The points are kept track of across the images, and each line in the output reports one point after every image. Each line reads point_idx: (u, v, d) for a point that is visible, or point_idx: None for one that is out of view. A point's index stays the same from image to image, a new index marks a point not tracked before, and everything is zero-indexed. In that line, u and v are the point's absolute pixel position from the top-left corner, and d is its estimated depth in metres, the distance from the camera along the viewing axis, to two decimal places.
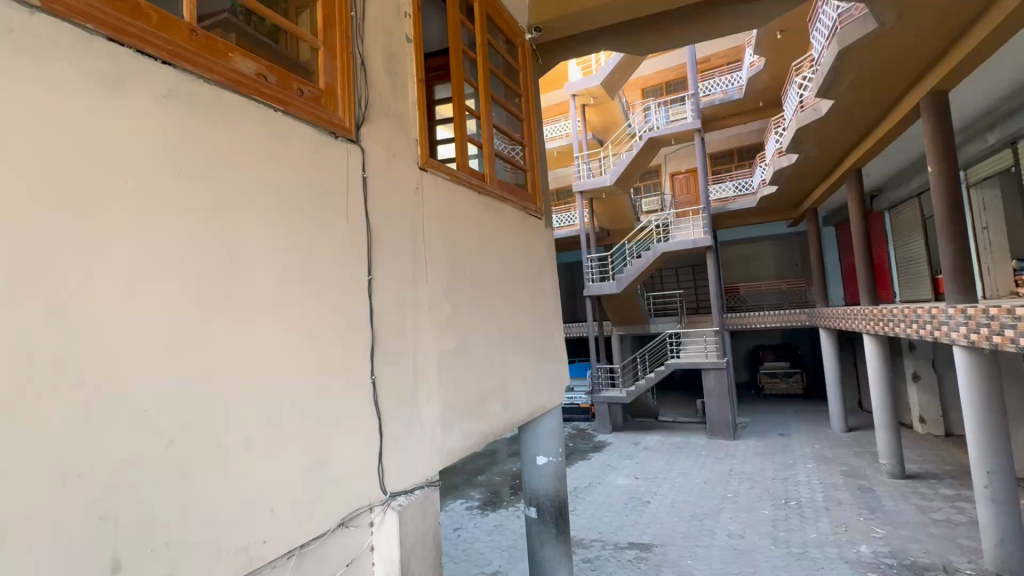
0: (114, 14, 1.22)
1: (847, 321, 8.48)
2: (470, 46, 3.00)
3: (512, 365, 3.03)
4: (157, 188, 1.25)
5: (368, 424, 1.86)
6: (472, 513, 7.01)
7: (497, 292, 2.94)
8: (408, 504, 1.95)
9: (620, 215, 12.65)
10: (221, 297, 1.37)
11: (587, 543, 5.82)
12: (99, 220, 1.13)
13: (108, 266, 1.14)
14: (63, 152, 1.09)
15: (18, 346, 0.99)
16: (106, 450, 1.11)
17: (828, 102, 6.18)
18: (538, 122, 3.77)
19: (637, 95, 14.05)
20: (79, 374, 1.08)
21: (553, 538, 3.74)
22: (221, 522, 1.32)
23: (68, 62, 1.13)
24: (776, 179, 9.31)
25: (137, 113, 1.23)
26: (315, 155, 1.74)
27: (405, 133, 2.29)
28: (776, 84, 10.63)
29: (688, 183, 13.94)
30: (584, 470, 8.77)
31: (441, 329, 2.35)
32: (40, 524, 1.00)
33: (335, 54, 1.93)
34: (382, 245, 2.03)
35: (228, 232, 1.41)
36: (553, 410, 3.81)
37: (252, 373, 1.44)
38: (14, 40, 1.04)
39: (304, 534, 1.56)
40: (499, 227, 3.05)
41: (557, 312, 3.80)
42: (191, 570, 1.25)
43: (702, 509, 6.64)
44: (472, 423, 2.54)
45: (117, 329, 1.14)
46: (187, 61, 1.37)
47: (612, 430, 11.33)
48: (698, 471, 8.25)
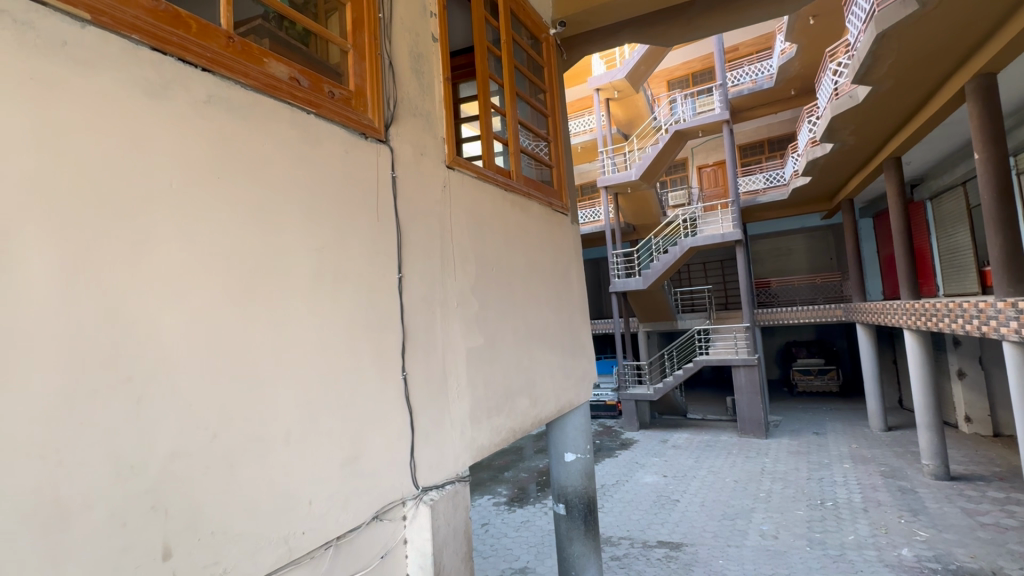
0: (156, 25, 1.26)
1: (886, 316, 8.15)
2: (495, 43, 2.99)
3: (539, 362, 3.02)
4: (199, 188, 1.30)
5: (400, 418, 1.89)
6: (500, 508, 7.05)
7: (524, 289, 2.93)
8: (440, 499, 1.98)
9: (646, 209, 12.48)
10: (259, 294, 1.42)
11: (616, 541, 5.80)
12: (146, 222, 1.18)
13: (155, 266, 1.19)
14: (114, 155, 1.14)
15: (75, 343, 1.05)
16: (155, 442, 1.16)
17: (864, 88, 5.94)
18: (563, 118, 3.73)
19: (662, 87, 13.81)
20: (129, 369, 1.12)
21: (582, 535, 3.73)
22: (262, 512, 1.37)
23: (116, 72, 1.17)
24: (809, 170, 9.00)
25: (179, 118, 1.28)
26: (346, 157, 1.77)
27: (432, 132, 2.31)
28: (809, 71, 10.27)
29: (716, 176, 13.61)
30: (610, 467, 8.70)
31: (469, 325, 2.36)
32: (100, 512, 1.06)
33: (363, 55, 1.96)
34: (412, 242, 2.06)
35: (266, 231, 1.45)
36: (581, 407, 3.80)
37: (289, 368, 1.48)
38: (68, 53, 1.10)
39: (340, 526, 1.60)
40: (525, 223, 3.04)
41: (584, 308, 3.76)
42: (236, 559, 1.30)
43: (733, 509, 6.50)
44: (501, 419, 2.55)
45: (166, 326, 1.20)
46: (224, 67, 1.41)
47: (638, 427, 11.19)
48: (729, 470, 8.07)
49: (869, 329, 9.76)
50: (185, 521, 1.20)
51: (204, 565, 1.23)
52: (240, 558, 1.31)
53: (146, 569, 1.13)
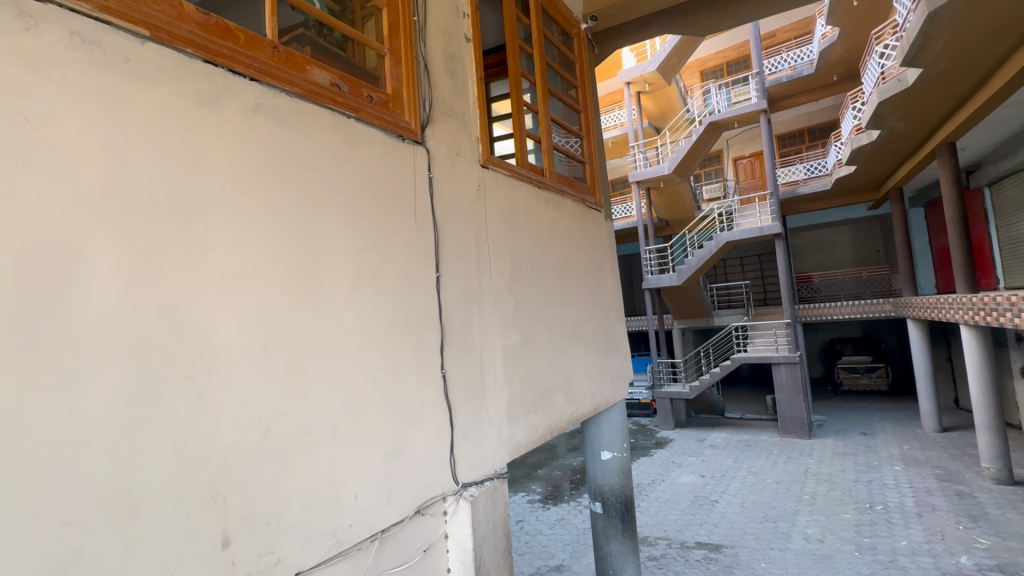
0: (207, 38, 1.32)
1: (939, 311, 7.70)
2: (527, 40, 2.98)
3: (575, 360, 3.01)
4: (249, 193, 1.35)
5: (440, 415, 1.92)
6: (534, 506, 7.07)
7: (559, 286, 2.92)
8: (479, 494, 2.01)
9: (679, 204, 12.21)
10: (306, 295, 1.47)
11: (653, 541, 5.72)
12: (202, 227, 1.24)
13: (210, 267, 1.25)
14: (173, 164, 1.20)
15: (142, 342, 1.11)
16: (213, 435, 1.22)
17: (914, 70, 5.61)
18: (595, 113, 3.69)
19: (695, 78, 13.47)
20: (188, 368, 1.18)
21: (619, 534, 3.70)
22: (312, 505, 1.42)
23: (170, 84, 1.23)
24: (854, 158, 8.60)
25: (229, 125, 1.33)
26: (384, 159, 1.81)
27: (467, 131, 2.34)
28: (853, 55, 9.81)
29: (753, 167, 13.19)
30: (646, 466, 8.58)
31: (505, 323, 2.38)
32: (164, 502, 1.12)
33: (400, 58, 2.00)
34: (448, 241, 2.09)
35: (310, 233, 1.50)
36: (617, 405, 3.77)
37: (333, 366, 1.52)
38: (130, 68, 1.16)
39: (384, 521, 1.64)
40: (558, 220, 3.03)
41: (619, 304, 3.71)
42: (288, 549, 1.35)
43: (775, 511, 6.30)
44: (538, 416, 2.56)
45: (222, 326, 1.26)
46: (270, 76, 1.46)
47: (674, 426, 10.99)
48: (770, 470, 7.83)
49: (920, 325, 9.27)
50: (241, 511, 1.26)
51: (260, 554, 1.29)
52: (292, 548, 1.36)
53: (208, 556, 1.19)
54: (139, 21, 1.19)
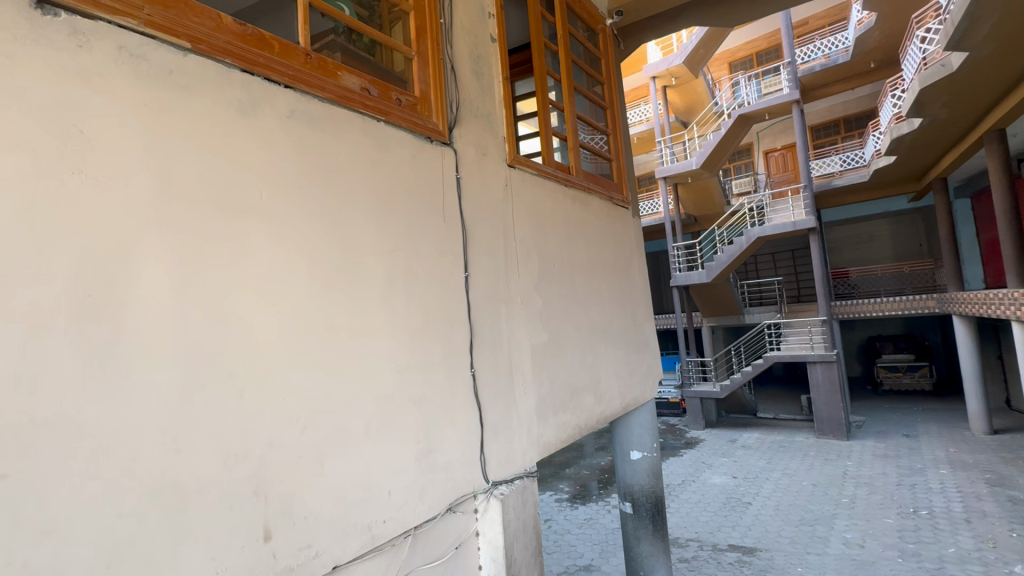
0: (244, 48, 1.36)
1: (988, 307, 7.32)
2: (552, 38, 2.96)
3: (603, 358, 2.98)
4: (284, 197, 1.39)
5: (470, 413, 1.94)
6: (562, 505, 7.06)
7: (586, 284, 2.91)
8: (510, 493, 2.02)
9: (708, 199, 11.95)
10: (340, 296, 1.50)
11: (683, 542, 5.63)
12: (241, 230, 1.29)
13: (249, 270, 1.29)
14: (215, 168, 1.25)
15: (187, 342, 1.15)
16: (254, 433, 1.26)
17: (959, 54, 5.35)
18: (621, 109, 3.65)
19: (723, 70, 13.15)
20: (230, 368, 1.22)
21: (649, 534, 3.65)
22: (347, 500, 1.46)
23: (211, 94, 1.28)
24: (894, 148, 8.24)
25: (266, 131, 1.38)
26: (413, 161, 1.84)
27: (493, 131, 2.34)
28: (892, 41, 9.40)
29: (786, 160, 12.80)
30: (676, 466, 8.45)
31: (533, 322, 2.38)
32: (210, 497, 1.17)
33: (427, 61, 2.02)
34: (476, 241, 2.10)
35: (343, 236, 1.54)
36: (647, 404, 3.72)
37: (365, 366, 1.55)
38: (173, 79, 1.21)
39: (417, 517, 1.67)
40: (585, 218, 3.01)
41: (648, 302, 3.66)
42: (326, 543, 1.39)
43: (812, 514, 6.11)
44: (567, 415, 2.55)
45: (260, 326, 1.29)
46: (304, 82, 1.50)
47: (704, 426, 10.77)
48: (806, 472, 7.59)
49: (967, 322, 8.83)
50: (281, 507, 1.30)
51: (299, 548, 1.33)
52: (330, 542, 1.40)
53: (250, 549, 1.23)
54: (180, 33, 1.23)
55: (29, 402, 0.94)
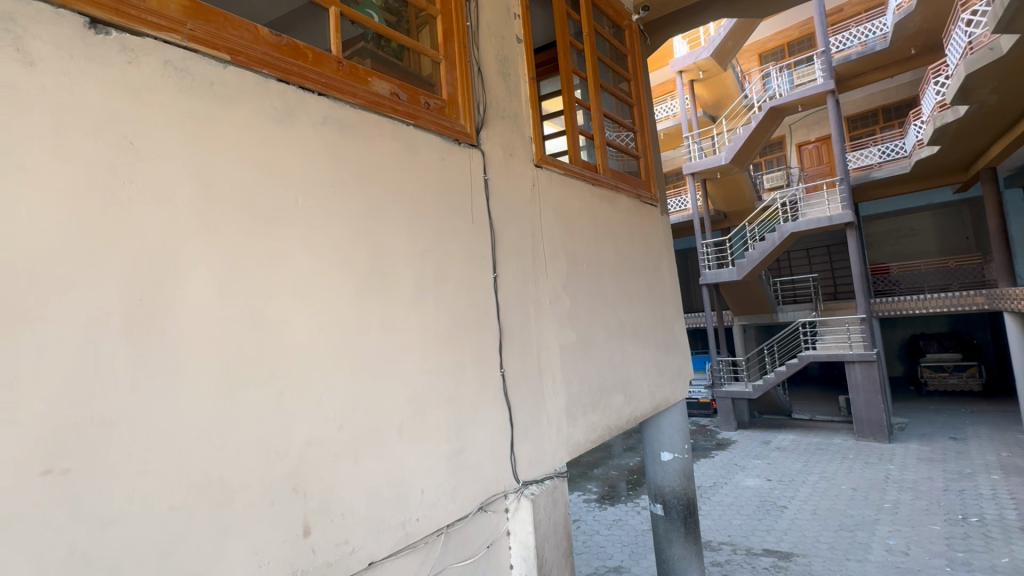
0: (280, 58, 1.41)
1: None
2: (577, 36, 2.94)
3: (632, 358, 2.95)
4: (318, 203, 1.43)
5: (500, 413, 1.95)
6: (590, 506, 7.01)
7: (615, 284, 2.88)
8: (540, 493, 2.02)
9: (738, 194, 11.67)
10: (373, 298, 1.54)
11: (716, 546, 5.52)
12: (279, 236, 1.33)
13: (286, 273, 1.33)
14: (254, 176, 1.30)
15: (231, 344, 1.20)
16: (293, 433, 1.30)
17: (1010, 37, 5.07)
18: (648, 106, 3.59)
19: (753, 62, 12.81)
20: (270, 369, 1.27)
21: (682, 537, 3.60)
22: (382, 498, 1.49)
23: (251, 104, 1.33)
24: (937, 137, 7.87)
25: (301, 138, 1.42)
26: (442, 164, 1.86)
27: (520, 132, 2.35)
28: (935, 24, 8.97)
29: (820, 153, 12.35)
30: (707, 467, 8.29)
31: (561, 322, 2.37)
32: (254, 492, 1.21)
33: (454, 64, 2.04)
34: (504, 242, 2.11)
35: (374, 241, 1.57)
36: (678, 404, 3.66)
37: (397, 367, 1.58)
38: (215, 91, 1.26)
39: (449, 516, 1.69)
40: (613, 217, 2.98)
41: (677, 301, 3.60)
42: (362, 540, 1.42)
43: (852, 519, 5.88)
44: (596, 416, 2.53)
45: (298, 329, 1.33)
46: (337, 89, 1.54)
47: (736, 427, 10.52)
48: (845, 476, 7.32)
49: (1019, 319, 8.36)
50: (319, 503, 1.34)
51: (336, 544, 1.36)
52: (365, 539, 1.43)
53: (291, 544, 1.27)
54: (221, 46, 1.28)
55: (87, 401, 0.99)
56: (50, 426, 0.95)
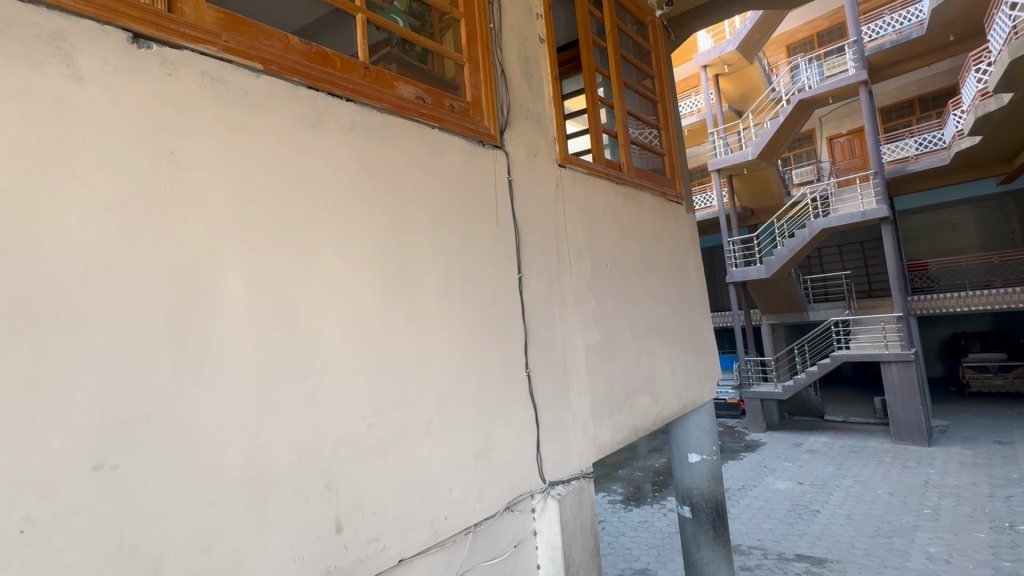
0: (310, 66, 1.44)
1: None
2: (600, 34, 2.92)
3: (658, 358, 2.91)
4: (347, 206, 1.46)
5: (526, 413, 1.95)
6: (616, 507, 6.94)
7: (641, 284, 2.85)
8: (567, 493, 2.02)
9: (766, 190, 11.39)
10: (401, 301, 1.56)
11: (746, 550, 5.40)
12: (310, 238, 1.36)
13: (318, 276, 1.36)
14: (286, 182, 1.33)
15: (265, 343, 1.24)
16: (325, 431, 1.33)
17: None
18: (673, 102, 3.54)
19: (781, 54, 12.49)
20: (304, 370, 1.30)
21: (710, 540, 3.53)
22: (411, 496, 1.51)
23: (283, 111, 1.36)
24: (979, 127, 7.53)
25: (330, 143, 1.45)
26: (466, 165, 1.87)
27: (544, 132, 2.35)
28: (976, 9, 8.57)
29: (853, 145, 11.95)
30: (736, 470, 8.12)
31: (586, 322, 2.36)
32: (289, 488, 1.25)
33: (477, 66, 2.05)
34: (529, 242, 2.11)
35: (402, 244, 1.59)
36: (705, 405, 3.60)
37: (425, 366, 1.60)
38: (249, 100, 1.30)
39: (476, 515, 1.70)
40: (638, 216, 2.95)
41: (704, 300, 3.53)
42: (392, 539, 1.44)
43: (889, 525, 5.67)
44: (622, 417, 2.51)
45: (329, 330, 1.37)
46: (364, 95, 1.56)
47: (766, 429, 10.27)
48: (881, 480, 7.06)
49: None
50: (350, 500, 1.36)
51: (368, 541, 1.39)
52: (395, 537, 1.45)
53: (324, 540, 1.30)
54: (254, 57, 1.32)
55: (133, 400, 1.03)
56: (99, 424, 0.99)
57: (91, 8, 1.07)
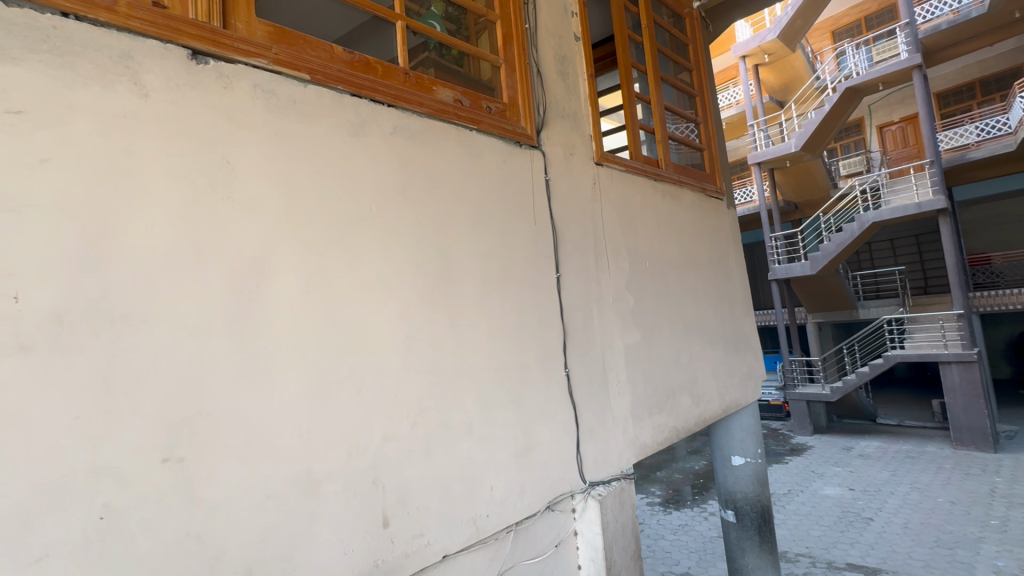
0: (353, 74, 1.48)
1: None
2: (636, 28, 2.88)
3: (699, 358, 2.84)
4: (390, 209, 1.50)
5: (566, 413, 1.95)
6: (654, 509, 6.82)
7: (680, 283, 2.79)
8: (607, 494, 2.00)
9: (811, 182, 10.93)
10: (442, 302, 1.59)
11: (793, 558, 5.20)
12: (353, 239, 1.40)
13: (364, 279, 1.41)
14: (331, 187, 1.38)
15: (316, 344, 1.29)
16: (372, 428, 1.37)
17: None
18: (712, 95, 3.45)
19: (826, 40, 11.96)
20: (352, 370, 1.35)
21: (756, 546, 3.43)
22: (453, 493, 1.53)
23: (330, 119, 1.41)
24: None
25: (373, 149, 1.49)
26: (504, 165, 1.89)
27: (580, 131, 2.33)
28: None
29: (906, 134, 11.29)
30: (781, 474, 7.81)
31: (625, 322, 2.33)
32: (339, 483, 1.29)
33: (514, 67, 2.06)
34: (566, 242, 2.11)
35: (442, 247, 1.61)
36: (749, 406, 3.49)
37: (465, 364, 1.63)
38: (298, 109, 1.35)
39: (517, 514, 1.72)
40: (677, 213, 2.89)
41: (747, 298, 3.42)
42: (435, 534, 1.47)
43: (951, 536, 5.33)
44: (663, 418, 2.47)
45: (375, 331, 1.41)
46: (404, 100, 1.60)
47: (813, 432, 9.85)
48: (941, 488, 6.64)
49: None
50: (396, 495, 1.40)
51: (413, 536, 1.42)
52: (438, 533, 1.48)
53: (372, 534, 1.34)
54: (301, 67, 1.37)
55: (198, 396, 1.09)
56: (166, 417, 1.05)
57: (156, 28, 1.13)
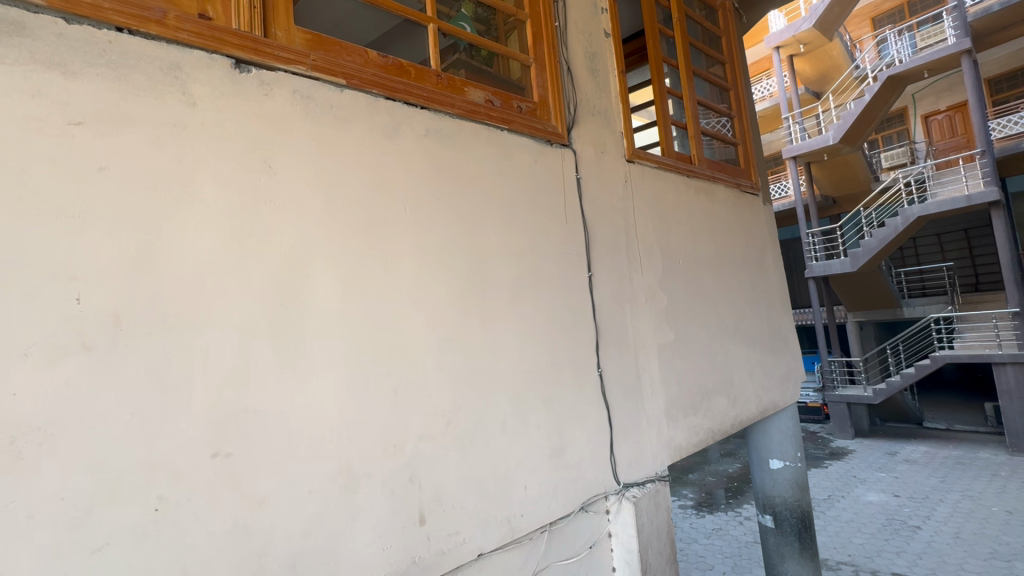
0: (387, 78, 1.50)
1: None
2: (667, 22, 2.82)
3: (735, 359, 2.77)
4: (424, 211, 1.51)
5: (598, 412, 1.93)
6: (687, 512, 6.68)
7: (715, 281, 2.73)
8: (642, 496, 1.97)
9: (851, 175, 10.50)
10: (475, 303, 1.60)
11: (834, 566, 5.01)
12: (389, 240, 1.42)
13: (399, 279, 1.43)
14: (367, 189, 1.40)
15: (354, 343, 1.32)
16: (408, 427, 1.39)
17: None
18: (746, 87, 3.35)
19: (865, 27, 11.46)
20: (388, 370, 1.37)
21: (796, 553, 3.31)
22: (488, 491, 1.54)
23: (365, 123, 1.43)
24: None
25: (407, 151, 1.51)
26: (535, 164, 1.88)
27: (611, 128, 2.30)
28: None
29: (954, 122, 10.71)
30: (821, 479, 7.53)
31: (658, 321, 2.29)
32: (378, 479, 1.32)
33: (544, 67, 2.06)
34: (598, 240, 2.08)
35: (475, 248, 1.62)
36: (788, 409, 3.38)
37: (498, 363, 1.63)
38: (335, 114, 1.38)
39: (552, 514, 1.71)
40: (711, 210, 2.82)
41: (785, 296, 3.31)
42: (470, 532, 1.48)
43: (1007, 548, 5.02)
44: (698, 419, 2.42)
45: (410, 332, 1.43)
46: (436, 102, 1.61)
47: (854, 436, 9.46)
48: (995, 497, 6.27)
49: None
50: (432, 493, 1.41)
51: (449, 533, 1.44)
52: (473, 531, 1.49)
53: (409, 531, 1.36)
54: (338, 73, 1.40)
55: (244, 394, 1.13)
56: (215, 413, 1.09)
57: (201, 39, 1.18)
